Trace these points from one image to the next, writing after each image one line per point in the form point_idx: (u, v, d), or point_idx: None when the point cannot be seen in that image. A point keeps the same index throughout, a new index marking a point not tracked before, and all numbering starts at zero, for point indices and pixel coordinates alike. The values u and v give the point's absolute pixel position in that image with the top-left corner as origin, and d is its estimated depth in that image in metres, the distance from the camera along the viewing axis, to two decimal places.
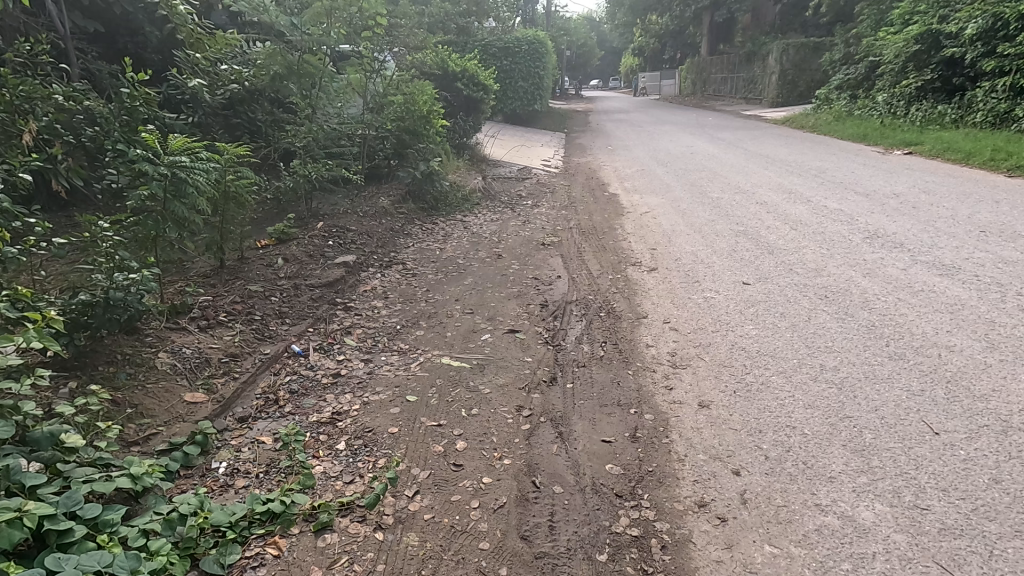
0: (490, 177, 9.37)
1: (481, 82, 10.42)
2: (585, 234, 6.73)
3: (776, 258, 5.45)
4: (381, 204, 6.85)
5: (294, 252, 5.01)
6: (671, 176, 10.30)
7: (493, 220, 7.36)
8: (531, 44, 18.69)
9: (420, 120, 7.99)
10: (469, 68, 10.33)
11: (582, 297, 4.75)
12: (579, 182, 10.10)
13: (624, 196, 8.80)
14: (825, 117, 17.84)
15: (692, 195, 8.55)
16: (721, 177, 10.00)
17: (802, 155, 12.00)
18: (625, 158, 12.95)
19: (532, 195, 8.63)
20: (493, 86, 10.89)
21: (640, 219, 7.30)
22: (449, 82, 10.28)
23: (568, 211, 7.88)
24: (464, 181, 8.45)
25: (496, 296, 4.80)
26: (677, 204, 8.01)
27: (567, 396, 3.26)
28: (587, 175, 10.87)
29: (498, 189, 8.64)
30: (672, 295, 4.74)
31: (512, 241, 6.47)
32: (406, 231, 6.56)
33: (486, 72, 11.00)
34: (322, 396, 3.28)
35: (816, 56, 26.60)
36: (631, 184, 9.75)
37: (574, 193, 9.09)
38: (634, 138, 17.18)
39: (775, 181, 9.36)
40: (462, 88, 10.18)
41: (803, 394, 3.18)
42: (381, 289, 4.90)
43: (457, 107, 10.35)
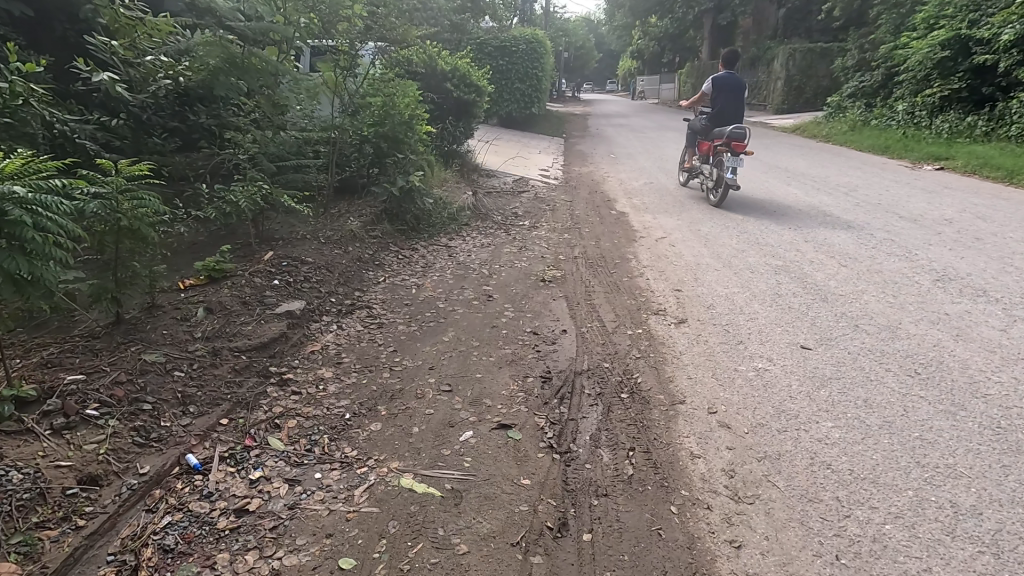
0: (482, 190, 8.27)
1: (473, 82, 9.30)
2: (592, 265, 5.65)
3: (832, 309, 4.38)
4: (350, 227, 5.74)
5: (224, 299, 3.87)
6: (684, 192, 9.22)
7: (484, 245, 6.26)
8: (529, 43, 17.61)
9: (401, 125, 6.87)
10: (460, 66, 9.20)
11: (596, 364, 3.66)
12: (582, 197, 9.00)
13: (634, 216, 7.70)
14: (839, 126, 16.85)
15: (712, 217, 7.47)
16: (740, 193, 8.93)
17: (824, 169, 10.99)
18: (631, 169, 11.85)
19: (529, 212, 7.54)
20: (488, 88, 9.76)
21: (656, 247, 6.21)
22: (437, 82, 9.15)
23: (572, 233, 6.80)
24: (451, 196, 7.35)
25: (484, 361, 3.69)
26: (697, 228, 6.93)
27: (585, 562, 2.16)
28: (590, 188, 9.78)
29: (490, 204, 7.55)
30: (712, 363, 3.66)
31: (506, 275, 5.38)
32: (377, 261, 5.44)
33: (480, 72, 9.85)
34: (211, 559, 2.15)
35: (823, 62, 25.69)
36: (641, 200, 8.67)
37: (577, 211, 8.00)
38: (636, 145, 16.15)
39: (803, 200, 8.31)
40: (452, 89, 9.05)
41: (943, 566, 2.10)
42: (333, 351, 3.77)
43: (447, 110, 9.23)
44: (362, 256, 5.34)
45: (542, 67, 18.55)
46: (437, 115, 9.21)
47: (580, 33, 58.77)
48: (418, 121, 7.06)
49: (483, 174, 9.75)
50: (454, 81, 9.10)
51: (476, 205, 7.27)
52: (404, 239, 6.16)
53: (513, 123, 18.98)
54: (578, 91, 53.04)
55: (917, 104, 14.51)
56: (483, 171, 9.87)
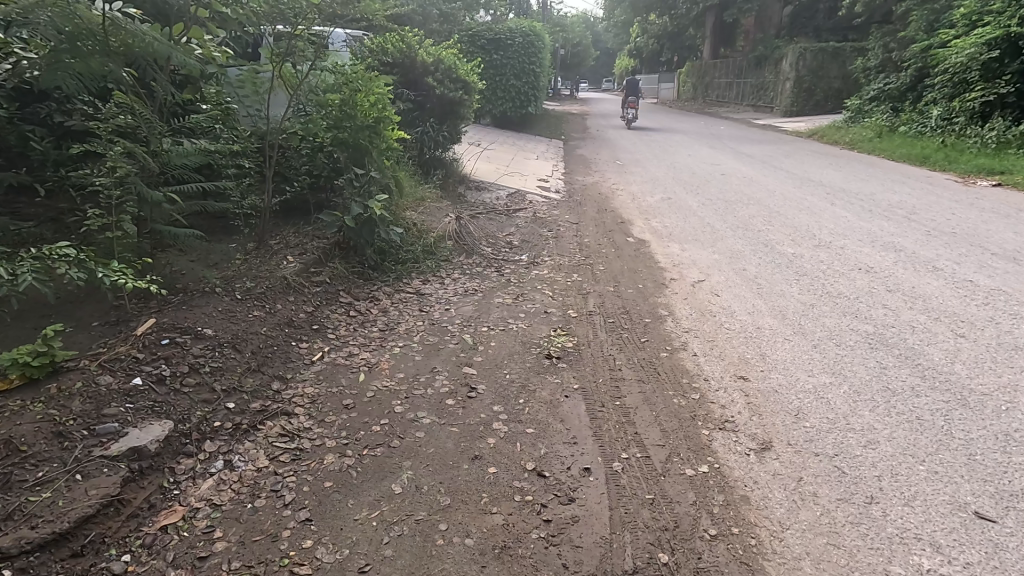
0: (469, 210, 6.77)
1: (461, 77, 7.77)
2: (614, 328, 4.16)
3: (986, 425, 2.92)
4: (285, 271, 4.22)
5: (25, 428, 2.33)
6: (710, 212, 7.75)
7: (469, 291, 4.76)
8: (526, 36, 16.07)
9: (364, 130, 5.34)
10: (445, 56, 7.66)
11: (645, 554, 2.17)
12: (591, 217, 7.50)
13: (658, 247, 6.19)
14: (864, 132, 15.46)
15: (755, 249, 6.00)
16: (779, 215, 7.46)
17: (865, 183, 9.58)
18: (642, 180, 10.35)
19: (527, 240, 6.03)
20: (480, 85, 8.24)
21: (696, 298, 4.72)
22: (418, 75, 7.60)
23: (582, 272, 5.30)
24: (430, 220, 5.83)
25: (457, 546, 2.18)
26: (741, 267, 5.46)
27: None
28: (598, 205, 8.29)
29: (479, 230, 6.04)
30: (840, 556, 2.17)
31: (497, 345, 3.88)
32: (317, 324, 3.91)
33: (471, 65, 8.32)
34: None
35: (835, 63, 24.38)
36: (662, 223, 7.17)
37: (586, 237, 6.50)
38: (643, 150, 14.67)
39: (858, 225, 6.88)
40: (435, 85, 7.50)
41: None
42: (202, 526, 2.24)
43: (429, 110, 7.69)
44: (293, 319, 3.82)
45: (541, 63, 17.04)
46: (416, 116, 7.68)
47: (577, 30, 57.20)
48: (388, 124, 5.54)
49: (471, 188, 8.24)
50: (438, 75, 7.56)
51: (460, 231, 5.76)
52: (361, 284, 4.65)
53: (508, 123, 17.45)
54: (575, 89, 51.38)
55: (955, 110, 13.14)
56: (471, 184, 8.36)
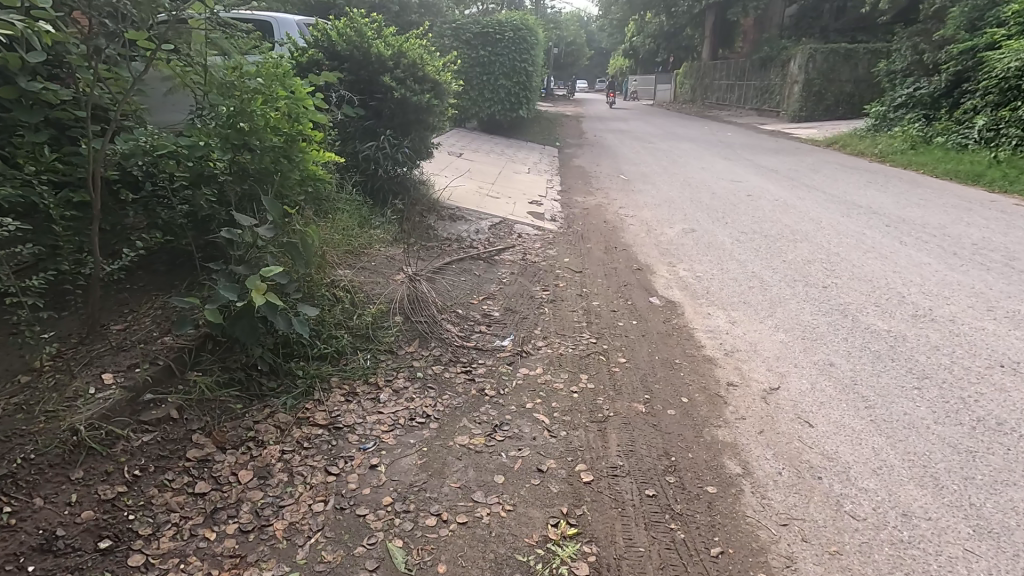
0: (435, 258, 4.97)
1: (428, 75, 5.92)
2: (656, 517, 2.41)
3: None
4: (81, 413, 2.42)
5: None
6: (750, 254, 6.00)
7: (416, 421, 2.99)
8: (518, 29, 14.33)
9: (272, 161, 3.68)
10: (407, 48, 5.83)
11: None
12: (599, 263, 5.71)
13: (696, 318, 4.43)
14: (892, 142, 13.92)
15: (833, 326, 4.26)
16: (841, 262, 5.74)
17: (923, 209, 7.96)
18: (655, 202, 8.59)
19: (511, 309, 4.24)
20: (456, 89, 6.43)
21: (777, 436, 2.96)
22: (372, 73, 5.79)
23: (593, 373, 3.52)
24: (372, 284, 4.04)
25: None
26: (826, 362, 3.71)
27: None
28: (605, 241, 6.53)
29: (444, 293, 4.24)
30: None
31: (452, 571, 2.11)
32: (113, 535, 2.12)
33: (446, 62, 6.51)
34: None
35: (847, 66, 22.81)
36: (693, 273, 5.43)
37: (594, 297, 4.74)
38: (648, 161, 12.98)
39: (952, 279, 5.18)
40: (392, 86, 5.65)
41: None
42: None
43: (386, 118, 5.86)
44: (56, 536, 2.05)
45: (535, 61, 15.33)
46: (368, 126, 5.84)
47: (571, 28, 55.35)
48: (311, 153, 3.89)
49: (443, 219, 6.43)
50: (398, 73, 5.72)
51: (418, 298, 3.95)
52: (236, 414, 2.84)
53: (496, 128, 15.65)
54: (569, 90, 49.58)
55: (1003, 119, 11.63)
56: (443, 213, 6.55)
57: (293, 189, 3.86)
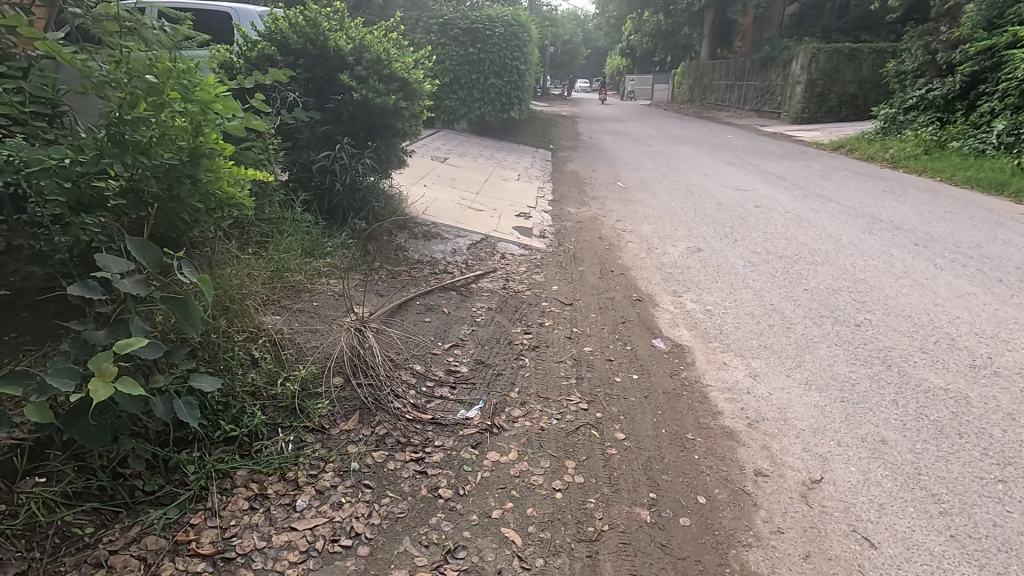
0: (398, 292, 4.17)
1: (395, 72, 5.10)
2: None
3: None
4: None
5: None
6: (766, 282, 5.22)
7: (341, 542, 2.20)
8: (508, 26, 13.66)
9: (170, 181, 2.71)
10: (371, 41, 5.01)
11: None
12: (592, 292, 4.93)
13: (708, 370, 3.65)
14: (904, 146, 13.19)
15: (876, 381, 3.50)
16: (871, 291, 4.98)
17: (952, 223, 7.21)
18: (655, 214, 7.81)
19: (484, 360, 3.45)
20: (430, 91, 5.64)
21: (829, 565, 2.19)
22: (329, 72, 5.00)
23: (582, 460, 2.74)
24: (309, 334, 3.24)
25: None
26: (876, 438, 2.94)
27: None
28: (600, 262, 5.76)
29: (402, 342, 3.44)
30: None
31: None
32: None
33: (419, 60, 5.72)
34: None
35: (851, 67, 22.10)
36: (702, 306, 4.66)
37: (586, 340, 3.96)
38: (647, 166, 12.21)
39: (1005, 315, 4.42)
40: (352, 84, 4.84)
41: None
42: None
43: (345, 123, 5.06)
44: None
45: (528, 60, 14.57)
46: (326, 132, 5.03)
47: (569, 27, 54.55)
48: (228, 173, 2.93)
49: (414, 238, 5.64)
50: (359, 70, 4.92)
51: (367, 351, 3.14)
52: (83, 541, 2.09)
53: (487, 130, 14.88)
54: (565, 89, 48.85)
55: None
56: (416, 230, 5.76)
57: (203, 218, 2.95)
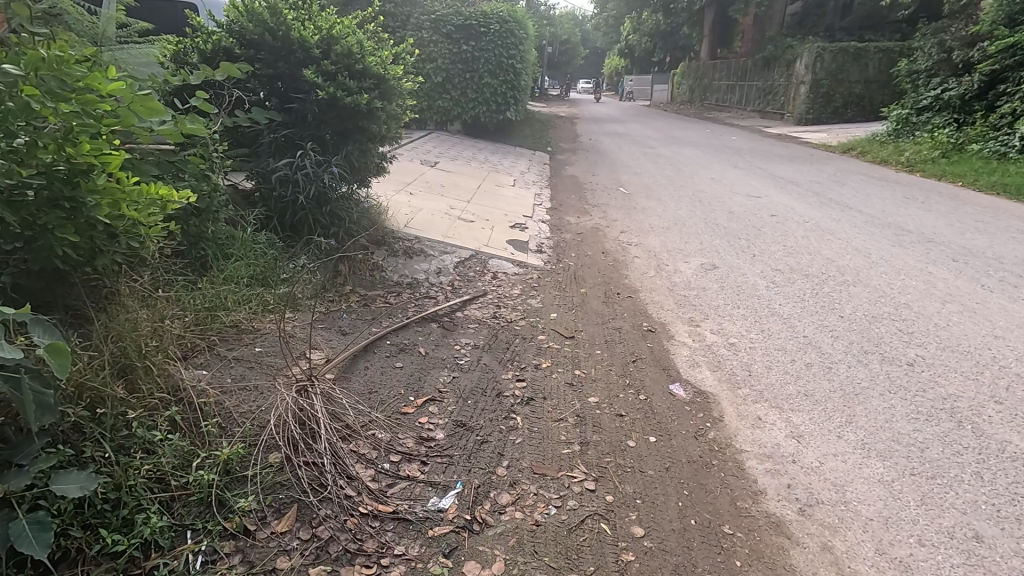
0: (367, 327, 3.49)
1: (369, 67, 4.43)
2: None
3: None
4: None
5: None
6: (794, 308, 4.57)
7: None
8: (504, 23, 13.04)
9: (40, 207, 2.10)
10: (339, 32, 4.34)
11: None
12: (596, 322, 4.26)
13: (740, 430, 2.98)
14: (919, 149, 12.59)
15: (948, 444, 2.85)
16: (917, 318, 4.33)
17: (988, 235, 6.58)
18: (663, 225, 7.16)
19: (464, 421, 2.78)
20: (410, 90, 4.99)
21: None
22: (291, 67, 4.34)
23: (590, 573, 2.06)
24: (243, 395, 2.57)
25: None
26: (968, 533, 2.29)
27: None
28: (604, 283, 5.10)
29: (364, 401, 2.77)
30: None
31: None
32: None
33: (398, 55, 5.06)
34: None
35: (857, 66, 21.50)
36: (724, 340, 4.00)
37: (591, 387, 3.30)
38: (650, 170, 11.56)
39: None
40: (317, 81, 4.18)
41: None
42: None
43: (310, 126, 4.39)
44: None
45: (525, 58, 13.92)
46: (288, 135, 4.37)
47: (566, 26, 53.90)
48: (126, 196, 2.30)
49: (394, 257, 4.98)
50: (326, 64, 4.25)
51: (316, 420, 2.46)
52: None
53: (482, 132, 14.19)
54: (563, 89, 48.17)
55: None
56: (396, 247, 5.09)
57: (87, 252, 2.32)
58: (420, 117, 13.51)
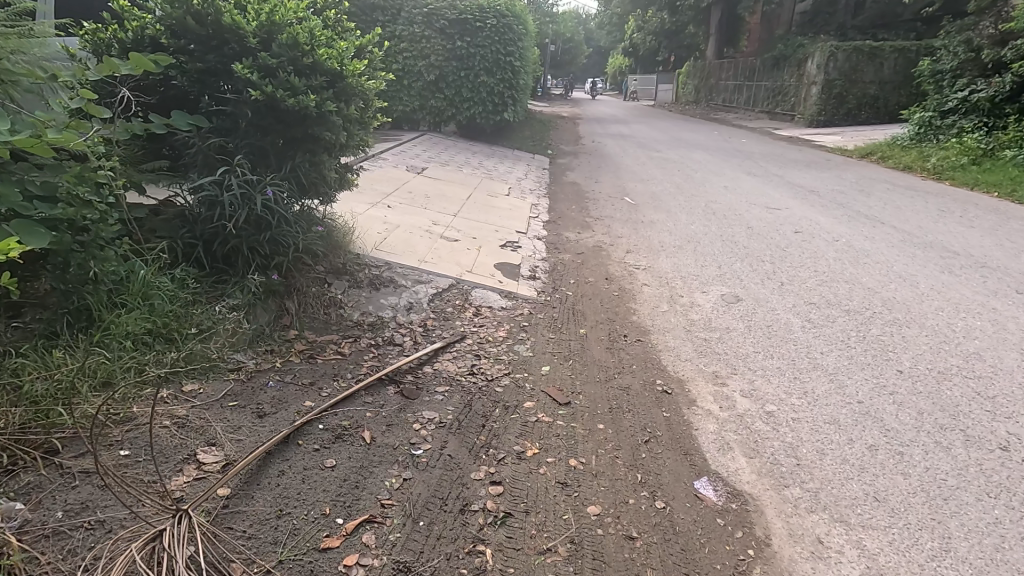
0: (298, 402, 2.66)
1: (318, 59, 3.57)
2: None
3: None
4: None
5: None
6: (839, 358, 3.75)
7: None
8: (502, 18, 12.24)
9: None
10: (281, 17, 3.51)
11: None
12: (598, 379, 3.44)
13: (796, 566, 2.16)
14: (946, 154, 11.76)
15: None
16: (995, 374, 3.52)
17: None
18: (674, 243, 6.34)
19: (408, 564, 1.96)
20: (375, 90, 4.16)
21: None
22: (221, 60, 3.51)
23: None
24: (72, 543, 1.78)
25: None
26: None
27: None
28: (608, 322, 4.29)
29: (266, 535, 1.94)
30: None
31: None
32: None
33: (362, 47, 4.23)
34: None
35: (872, 66, 20.52)
36: (759, 409, 3.18)
37: (591, 487, 2.48)
38: (657, 176, 10.72)
39: None
40: (251, 76, 3.35)
41: None
42: None
43: (245, 134, 3.57)
44: None
45: (524, 55, 13.09)
46: (219, 144, 3.55)
47: (569, 25, 52.98)
48: None
49: (356, 290, 4.16)
50: (264, 56, 3.42)
51: None
52: None
53: (477, 133, 13.37)
54: (565, 88, 47.29)
55: None
56: (360, 277, 4.28)
57: None
58: (411, 118, 12.67)
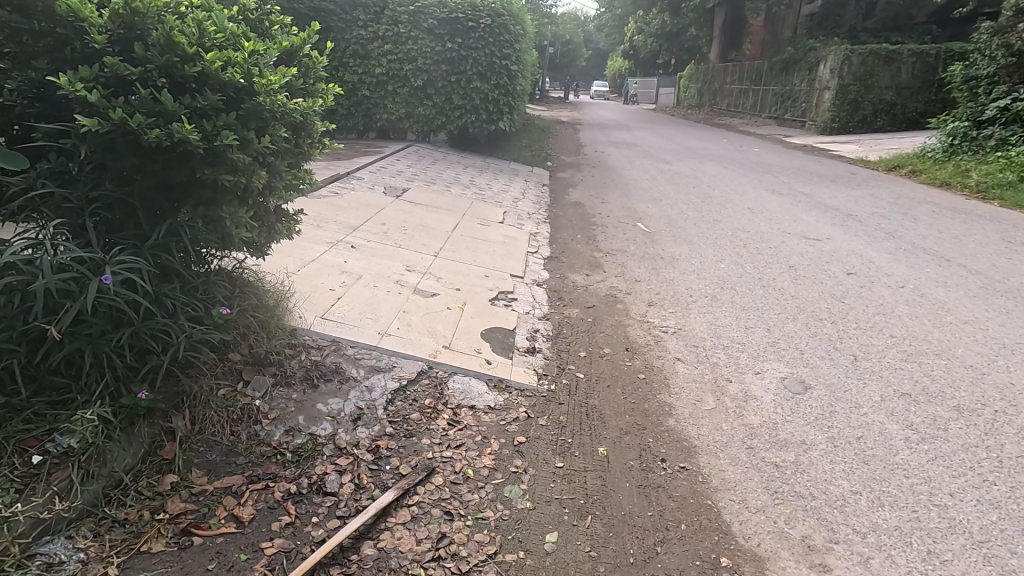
0: None
1: (205, 64, 2.35)
2: None
3: None
4: None
5: None
6: (982, 507, 2.56)
7: None
8: (498, 15, 11.04)
9: None
10: (145, 4, 2.28)
11: None
12: (628, 563, 2.24)
13: None
14: (990, 168, 10.65)
15: None
16: None
17: None
18: (705, 291, 5.16)
19: None
20: (305, 110, 2.93)
21: None
22: (47, 69, 2.28)
23: None
24: None
25: None
26: None
27: None
28: (635, 430, 3.12)
29: None
30: None
31: None
32: None
33: (286, 50, 3.00)
34: None
35: (888, 71, 19.41)
36: None
37: None
38: (672, 194, 9.56)
39: None
40: (86, 94, 2.12)
41: None
42: None
43: (93, 182, 2.36)
44: None
45: (523, 58, 11.87)
46: (54, 198, 2.35)
47: (569, 26, 51.77)
48: None
49: (283, 391, 2.97)
50: (114, 62, 2.21)
51: None
52: None
53: (471, 144, 12.17)
54: (565, 91, 46.28)
55: None
56: (291, 371, 3.08)
57: None
58: (398, 127, 11.51)
